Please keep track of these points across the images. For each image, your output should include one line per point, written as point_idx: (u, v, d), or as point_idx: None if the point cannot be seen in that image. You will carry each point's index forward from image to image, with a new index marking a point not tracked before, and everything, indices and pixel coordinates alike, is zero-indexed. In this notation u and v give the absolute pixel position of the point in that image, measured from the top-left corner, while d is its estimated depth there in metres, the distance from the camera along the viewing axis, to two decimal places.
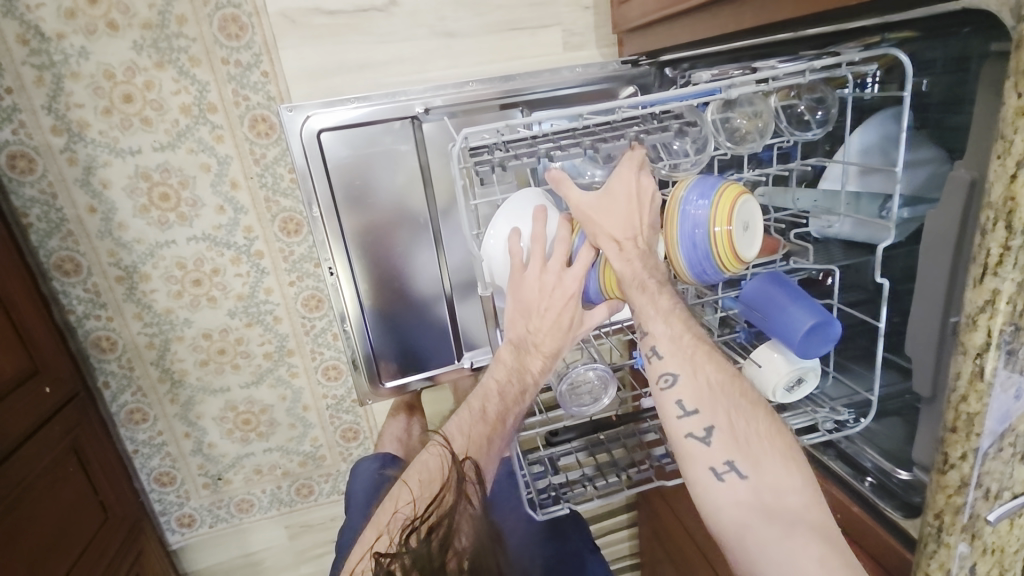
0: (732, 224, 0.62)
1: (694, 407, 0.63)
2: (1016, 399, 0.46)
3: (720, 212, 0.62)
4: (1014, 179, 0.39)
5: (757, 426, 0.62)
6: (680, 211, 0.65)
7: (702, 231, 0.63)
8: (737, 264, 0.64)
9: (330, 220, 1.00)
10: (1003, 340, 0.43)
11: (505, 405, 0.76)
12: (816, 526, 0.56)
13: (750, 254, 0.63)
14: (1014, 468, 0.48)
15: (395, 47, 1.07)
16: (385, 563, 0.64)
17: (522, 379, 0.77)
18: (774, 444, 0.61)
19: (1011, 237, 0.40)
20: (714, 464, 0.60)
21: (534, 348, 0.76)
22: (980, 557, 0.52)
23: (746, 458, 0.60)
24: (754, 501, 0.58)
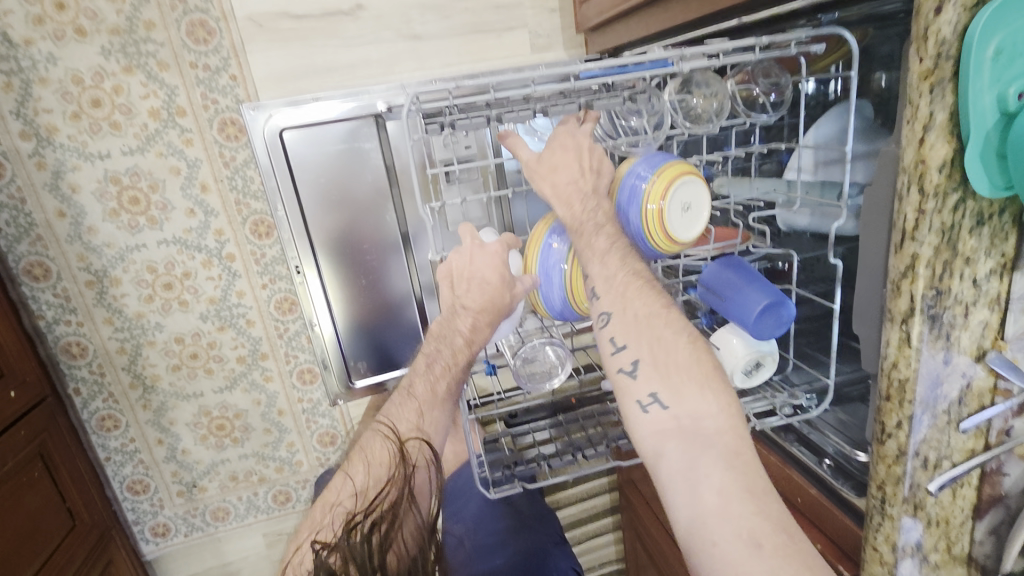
0: (665, 202, 0.62)
1: (622, 343, 0.61)
2: (945, 364, 0.46)
3: (656, 187, 0.62)
4: (922, 142, 0.41)
5: (678, 356, 0.59)
6: (627, 177, 0.66)
7: (638, 202, 0.64)
8: (670, 243, 0.64)
9: (293, 218, 1.09)
10: (926, 305, 0.44)
11: (435, 380, 0.73)
12: (726, 455, 0.53)
13: (684, 235, 0.64)
14: (950, 436, 0.49)
15: (362, 50, 1.09)
16: (322, 556, 0.65)
17: (453, 335, 0.71)
18: (695, 372, 0.58)
19: (924, 201, 0.41)
20: (641, 397, 0.58)
21: (465, 308, 0.68)
22: (926, 529, 0.52)
23: (668, 389, 0.57)
24: (673, 429, 0.56)
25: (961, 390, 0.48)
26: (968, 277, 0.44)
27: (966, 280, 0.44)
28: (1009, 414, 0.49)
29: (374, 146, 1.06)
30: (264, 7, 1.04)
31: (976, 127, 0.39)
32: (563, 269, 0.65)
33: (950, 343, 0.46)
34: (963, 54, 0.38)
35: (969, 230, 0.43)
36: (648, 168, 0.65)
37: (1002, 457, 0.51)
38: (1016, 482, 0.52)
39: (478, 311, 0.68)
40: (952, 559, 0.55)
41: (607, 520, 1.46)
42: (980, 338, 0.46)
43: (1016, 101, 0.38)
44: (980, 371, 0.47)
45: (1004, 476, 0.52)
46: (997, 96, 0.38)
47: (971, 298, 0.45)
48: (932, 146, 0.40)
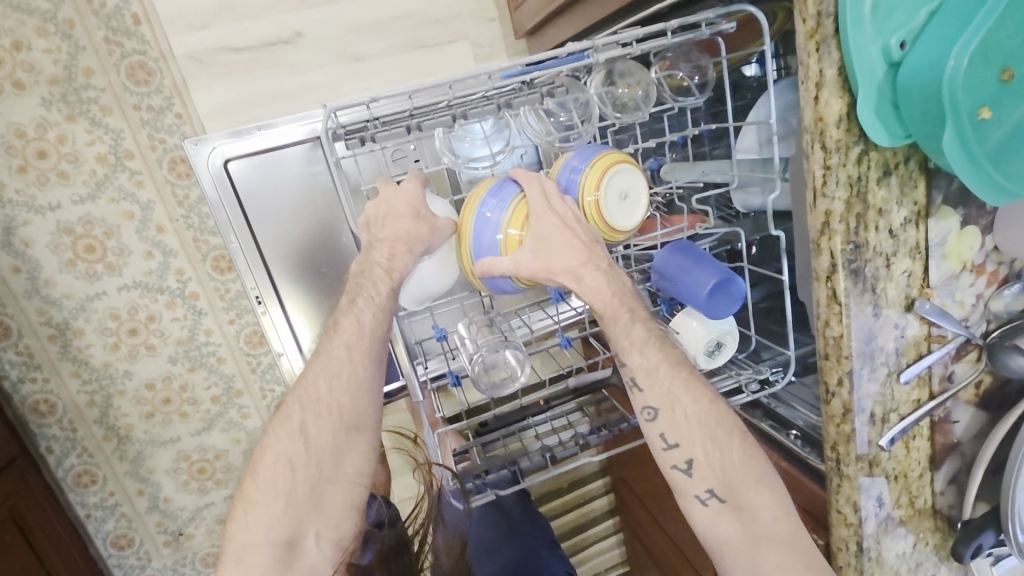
0: (600, 193, 0.61)
1: (674, 441, 0.60)
2: (876, 318, 0.47)
3: (590, 179, 0.62)
4: (817, 100, 0.42)
5: (733, 454, 0.58)
6: (562, 171, 0.66)
7: (574, 195, 0.63)
8: (609, 232, 0.64)
9: (247, 248, 1.06)
10: (846, 260, 0.44)
11: (360, 314, 0.64)
12: (784, 539, 0.54)
13: (623, 224, 0.63)
14: (892, 389, 0.49)
15: (304, 76, 1.10)
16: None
17: (371, 267, 0.64)
18: (749, 466, 0.57)
19: (828, 157, 0.42)
20: (697, 492, 0.59)
21: (380, 241, 0.63)
22: (886, 486, 0.52)
23: (725, 485, 0.57)
24: (734, 526, 0.56)
25: (897, 341, 0.48)
26: (883, 228, 0.44)
27: (883, 230, 0.45)
28: (948, 359, 0.49)
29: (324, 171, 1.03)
30: (202, 43, 1.05)
31: (864, 80, 0.40)
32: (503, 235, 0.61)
33: (877, 295, 0.46)
34: (840, 10, 0.39)
35: (876, 181, 0.43)
36: (581, 160, 0.64)
37: (948, 404, 0.51)
38: (967, 429, 0.52)
39: (394, 240, 0.62)
40: (918, 514, 0.55)
41: (607, 523, 1.44)
42: (907, 288, 0.47)
43: (898, 51, 0.39)
44: (913, 321, 0.48)
45: (954, 424, 0.52)
46: (881, 48, 0.39)
47: (891, 248, 0.45)
48: (827, 103, 0.41)
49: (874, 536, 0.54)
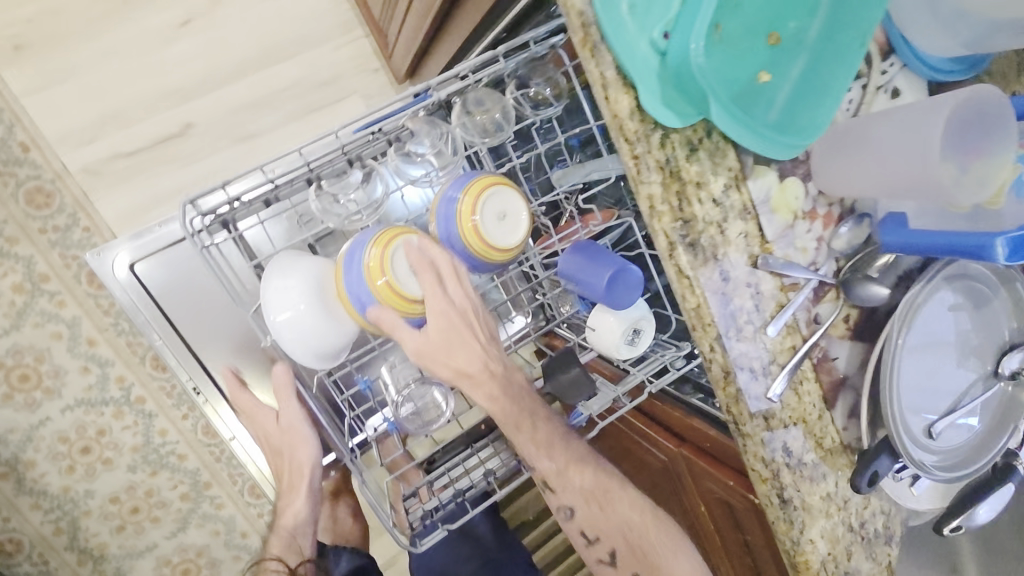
0: (479, 215, 0.62)
1: (573, 514, 0.69)
2: (726, 281, 0.49)
3: (467, 205, 0.63)
4: (609, 99, 0.44)
5: (625, 512, 0.68)
6: (440, 203, 0.65)
7: (454, 224, 0.63)
8: (495, 254, 0.64)
9: (171, 341, 0.98)
10: (679, 237, 0.47)
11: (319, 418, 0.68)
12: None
13: (506, 243, 0.64)
14: (763, 343, 0.52)
15: (202, 165, 1.15)
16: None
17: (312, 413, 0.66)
18: (642, 522, 0.68)
19: (633, 147, 0.45)
20: (602, 557, 0.70)
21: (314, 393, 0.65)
22: (788, 434, 0.55)
23: (625, 543, 0.68)
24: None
25: (754, 299, 0.50)
26: (706, 199, 0.47)
27: (707, 202, 0.47)
28: (808, 303, 0.52)
29: None
30: (95, 154, 1.11)
31: (638, 73, 0.43)
32: (379, 288, 0.61)
33: (720, 261, 0.49)
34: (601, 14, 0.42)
35: (686, 158, 0.46)
36: (456, 189, 0.64)
37: (822, 344, 0.54)
38: (850, 363, 0.55)
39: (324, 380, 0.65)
40: (830, 453, 0.56)
41: None
42: (748, 248, 0.49)
43: (663, 42, 0.42)
44: (764, 276, 0.50)
45: (835, 361, 0.54)
46: (649, 42, 0.42)
47: (719, 216, 0.48)
48: (616, 99, 0.44)
49: (795, 484, 0.56)
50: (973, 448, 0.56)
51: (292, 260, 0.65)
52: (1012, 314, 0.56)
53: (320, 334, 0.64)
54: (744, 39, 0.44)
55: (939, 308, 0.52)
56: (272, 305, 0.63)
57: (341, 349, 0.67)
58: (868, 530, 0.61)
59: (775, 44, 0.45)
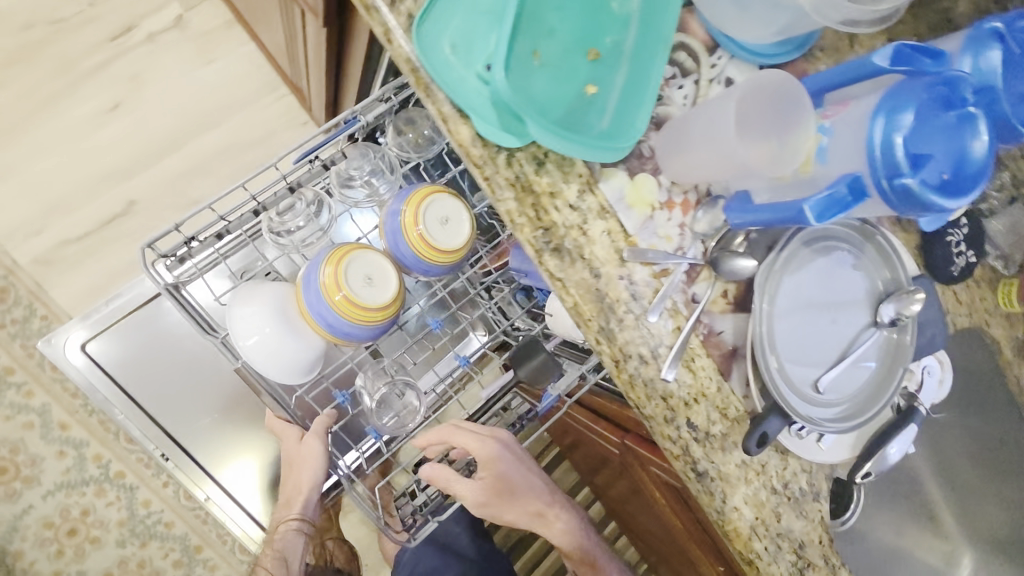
0: (422, 225, 0.67)
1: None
2: (596, 276, 0.53)
3: (409, 215, 0.66)
4: (451, 130, 0.48)
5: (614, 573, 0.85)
6: (387, 216, 0.69)
7: (401, 235, 0.67)
8: (443, 256, 0.67)
9: (134, 417, 1.01)
10: (543, 244, 0.51)
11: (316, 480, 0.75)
12: None
13: (452, 244, 0.67)
14: (647, 328, 0.55)
15: (149, 238, 1.19)
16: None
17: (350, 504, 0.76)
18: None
19: (482, 170, 0.49)
20: None
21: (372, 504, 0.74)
22: (689, 410, 0.58)
23: None
24: None
25: (630, 289, 0.54)
26: (562, 206, 0.51)
27: (565, 208, 0.51)
28: (682, 285, 0.56)
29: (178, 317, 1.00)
30: (45, 246, 1.15)
31: (471, 104, 0.47)
32: (337, 300, 0.64)
33: (588, 261, 0.53)
34: (426, 54, 0.46)
35: (534, 172, 0.50)
36: (400, 202, 0.69)
37: (705, 321, 0.57)
38: (737, 334, 0.58)
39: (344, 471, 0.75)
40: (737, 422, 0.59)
41: None
42: (613, 244, 0.53)
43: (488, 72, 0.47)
44: (633, 267, 0.54)
45: (721, 335, 0.58)
46: (475, 74, 0.47)
47: (578, 219, 0.52)
48: (457, 128, 0.48)
49: (707, 456, 0.59)
50: (866, 398, 0.59)
51: (258, 286, 0.68)
52: (882, 265, 0.59)
53: (287, 350, 0.66)
54: (566, 58, 0.49)
55: (806, 269, 0.56)
56: (238, 332, 0.66)
57: (312, 363, 0.69)
58: (793, 490, 0.63)
59: (595, 59, 0.49)
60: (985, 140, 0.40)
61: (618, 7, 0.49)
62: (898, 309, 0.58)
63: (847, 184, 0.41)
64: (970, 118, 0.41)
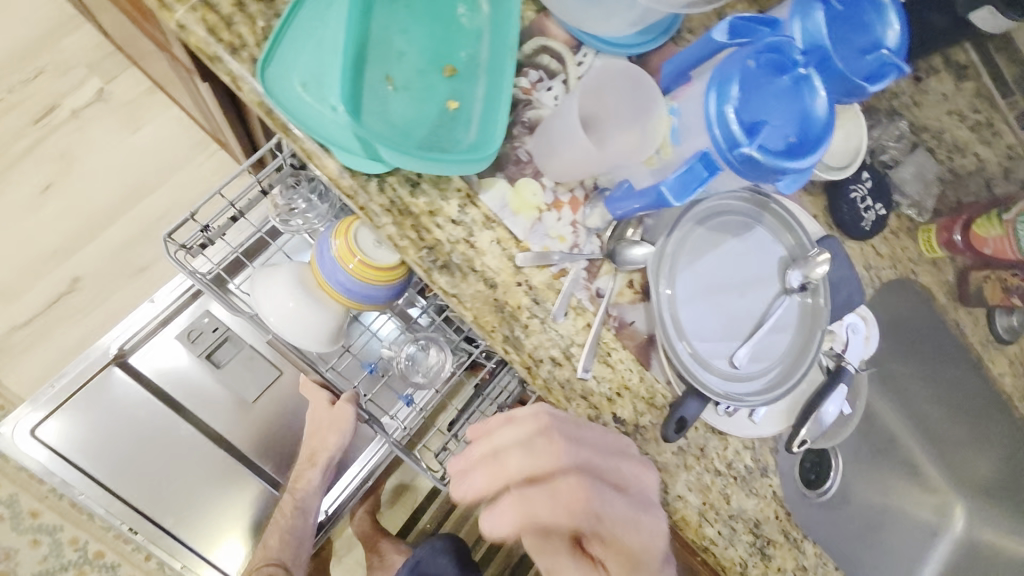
0: None
1: None
2: (492, 285, 0.53)
3: None
4: (319, 164, 0.49)
5: None
6: None
7: None
8: None
9: (95, 494, 0.96)
10: (430, 262, 0.51)
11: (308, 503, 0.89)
12: None
13: None
14: (555, 329, 0.55)
15: (98, 312, 1.18)
16: None
17: None
18: None
19: (355, 199, 0.49)
20: None
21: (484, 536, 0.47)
22: (614, 406, 0.57)
23: None
24: None
25: (530, 295, 0.54)
26: (444, 222, 0.51)
27: (447, 224, 0.51)
28: (585, 281, 0.55)
29: (133, 386, 0.97)
30: None
31: (329, 136, 0.47)
32: (351, 269, 0.65)
33: (481, 272, 0.53)
34: (274, 94, 0.45)
35: (409, 193, 0.50)
36: None
37: (614, 314, 0.57)
38: (649, 322, 0.58)
39: None
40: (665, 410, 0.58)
41: None
42: (504, 252, 0.53)
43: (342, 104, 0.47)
44: (530, 272, 0.54)
45: (633, 325, 0.57)
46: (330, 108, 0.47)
47: (463, 233, 0.52)
48: (322, 161, 0.48)
49: (640, 449, 0.58)
50: (786, 366, 0.58)
51: (276, 265, 0.72)
52: (783, 231, 0.59)
53: (310, 320, 0.69)
54: (421, 79, 0.49)
55: (703, 245, 0.56)
56: (266, 308, 0.70)
57: (334, 331, 0.71)
58: (739, 469, 0.62)
59: (452, 74, 0.50)
60: (824, 96, 0.41)
61: (468, 22, 0.51)
62: (804, 274, 0.57)
63: (698, 161, 0.41)
64: (805, 78, 0.41)
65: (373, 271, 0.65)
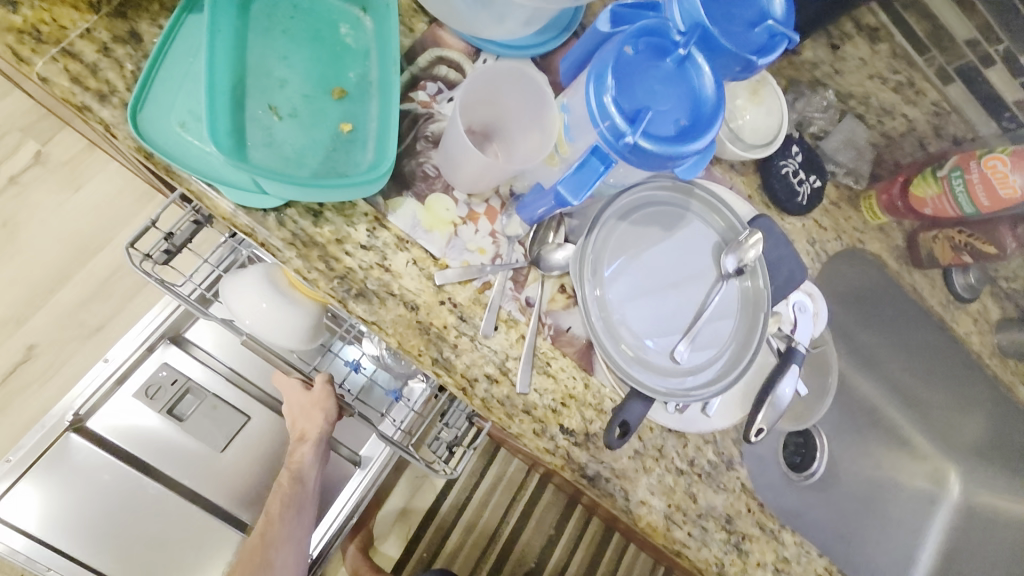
0: None
1: None
2: (414, 307, 0.51)
3: None
4: (211, 205, 0.47)
5: None
6: None
7: None
8: None
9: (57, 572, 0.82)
10: (343, 292, 0.49)
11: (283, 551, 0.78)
12: None
13: None
14: (487, 345, 0.52)
15: (58, 378, 1.15)
16: None
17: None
18: None
19: (254, 235, 0.47)
20: None
21: None
22: (560, 416, 0.54)
23: None
24: None
25: (456, 313, 0.52)
26: (353, 248, 0.49)
27: (357, 250, 0.49)
28: (512, 292, 0.53)
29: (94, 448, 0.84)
30: None
31: (214, 175, 0.44)
32: None
33: (399, 296, 0.50)
34: (150, 139, 0.43)
35: (313, 222, 0.48)
36: None
37: (547, 323, 0.54)
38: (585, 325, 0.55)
39: None
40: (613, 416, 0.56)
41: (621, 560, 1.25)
42: (422, 272, 0.51)
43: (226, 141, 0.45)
44: (452, 289, 0.52)
45: (570, 331, 0.55)
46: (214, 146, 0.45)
47: (376, 258, 0.50)
48: (214, 201, 0.46)
49: (593, 458, 0.55)
50: (734, 352, 0.56)
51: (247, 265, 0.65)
52: (712, 215, 0.58)
53: (285, 319, 0.62)
54: (308, 105, 0.47)
55: (628, 239, 0.55)
56: (240, 307, 0.62)
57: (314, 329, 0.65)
58: (702, 466, 0.60)
59: (342, 96, 0.48)
60: (708, 74, 0.40)
61: (354, 42, 0.50)
62: (738, 257, 0.56)
63: (592, 156, 0.40)
64: (687, 59, 0.40)
65: None
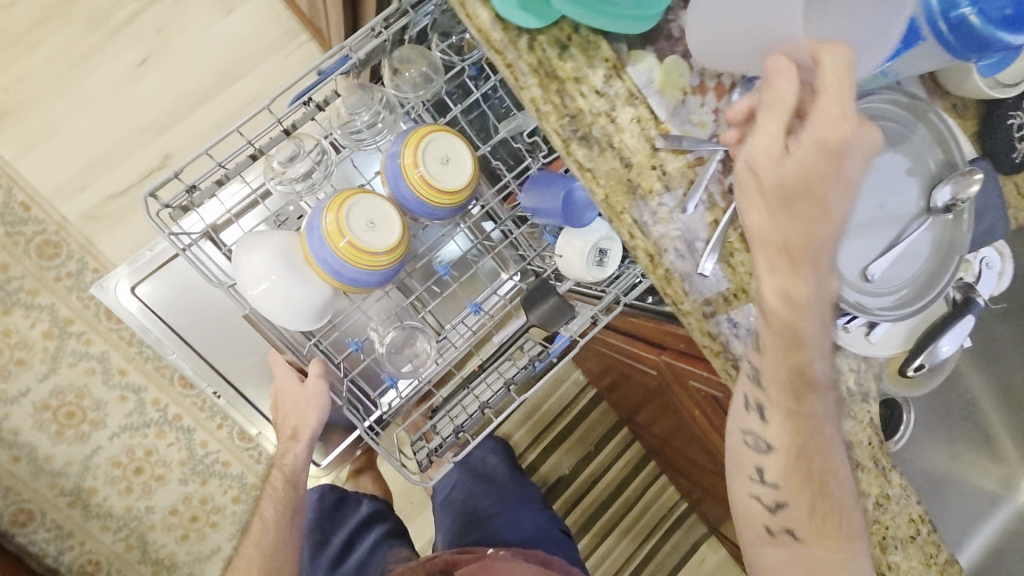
0: (424, 162, 0.62)
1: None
2: (627, 163, 0.52)
3: (407, 156, 0.62)
4: (470, 17, 0.50)
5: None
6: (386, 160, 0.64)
7: (400, 177, 0.63)
8: (452, 196, 0.63)
9: (179, 351, 0.97)
10: (570, 132, 0.50)
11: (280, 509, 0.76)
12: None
13: (459, 183, 0.63)
14: (683, 219, 0.53)
15: None
16: None
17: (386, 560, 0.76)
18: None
19: (504, 56, 0.50)
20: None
21: None
22: (730, 306, 0.55)
23: None
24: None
25: (663, 180, 0.52)
26: (588, 91, 0.50)
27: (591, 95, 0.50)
28: (719, 175, 0.53)
29: None
30: (92, 200, 1.19)
31: None
32: (342, 247, 0.60)
33: (618, 149, 0.51)
34: None
35: (557, 56, 0.50)
36: (398, 144, 0.64)
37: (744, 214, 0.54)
38: None
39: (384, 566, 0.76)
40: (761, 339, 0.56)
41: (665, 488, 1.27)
42: (643, 132, 0.51)
43: None
44: (666, 156, 0.52)
45: None
46: None
47: (606, 106, 0.50)
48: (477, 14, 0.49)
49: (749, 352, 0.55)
50: (913, 291, 0.55)
51: (259, 234, 0.65)
52: (935, 146, 0.56)
53: (292, 297, 0.64)
54: None
55: None
56: (245, 282, 0.63)
57: (322, 308, 0.66)
58: (843, 390, 0.60)
59: None
60: None
61: None
62: (955, 191, 0.54)
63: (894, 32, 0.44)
64: None
65: (367, 253, 0.61)
